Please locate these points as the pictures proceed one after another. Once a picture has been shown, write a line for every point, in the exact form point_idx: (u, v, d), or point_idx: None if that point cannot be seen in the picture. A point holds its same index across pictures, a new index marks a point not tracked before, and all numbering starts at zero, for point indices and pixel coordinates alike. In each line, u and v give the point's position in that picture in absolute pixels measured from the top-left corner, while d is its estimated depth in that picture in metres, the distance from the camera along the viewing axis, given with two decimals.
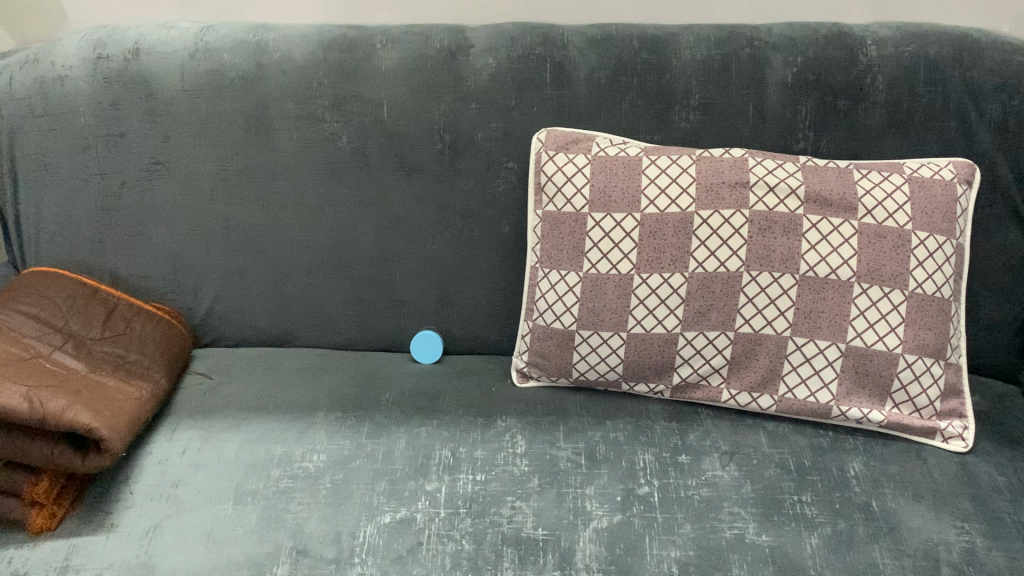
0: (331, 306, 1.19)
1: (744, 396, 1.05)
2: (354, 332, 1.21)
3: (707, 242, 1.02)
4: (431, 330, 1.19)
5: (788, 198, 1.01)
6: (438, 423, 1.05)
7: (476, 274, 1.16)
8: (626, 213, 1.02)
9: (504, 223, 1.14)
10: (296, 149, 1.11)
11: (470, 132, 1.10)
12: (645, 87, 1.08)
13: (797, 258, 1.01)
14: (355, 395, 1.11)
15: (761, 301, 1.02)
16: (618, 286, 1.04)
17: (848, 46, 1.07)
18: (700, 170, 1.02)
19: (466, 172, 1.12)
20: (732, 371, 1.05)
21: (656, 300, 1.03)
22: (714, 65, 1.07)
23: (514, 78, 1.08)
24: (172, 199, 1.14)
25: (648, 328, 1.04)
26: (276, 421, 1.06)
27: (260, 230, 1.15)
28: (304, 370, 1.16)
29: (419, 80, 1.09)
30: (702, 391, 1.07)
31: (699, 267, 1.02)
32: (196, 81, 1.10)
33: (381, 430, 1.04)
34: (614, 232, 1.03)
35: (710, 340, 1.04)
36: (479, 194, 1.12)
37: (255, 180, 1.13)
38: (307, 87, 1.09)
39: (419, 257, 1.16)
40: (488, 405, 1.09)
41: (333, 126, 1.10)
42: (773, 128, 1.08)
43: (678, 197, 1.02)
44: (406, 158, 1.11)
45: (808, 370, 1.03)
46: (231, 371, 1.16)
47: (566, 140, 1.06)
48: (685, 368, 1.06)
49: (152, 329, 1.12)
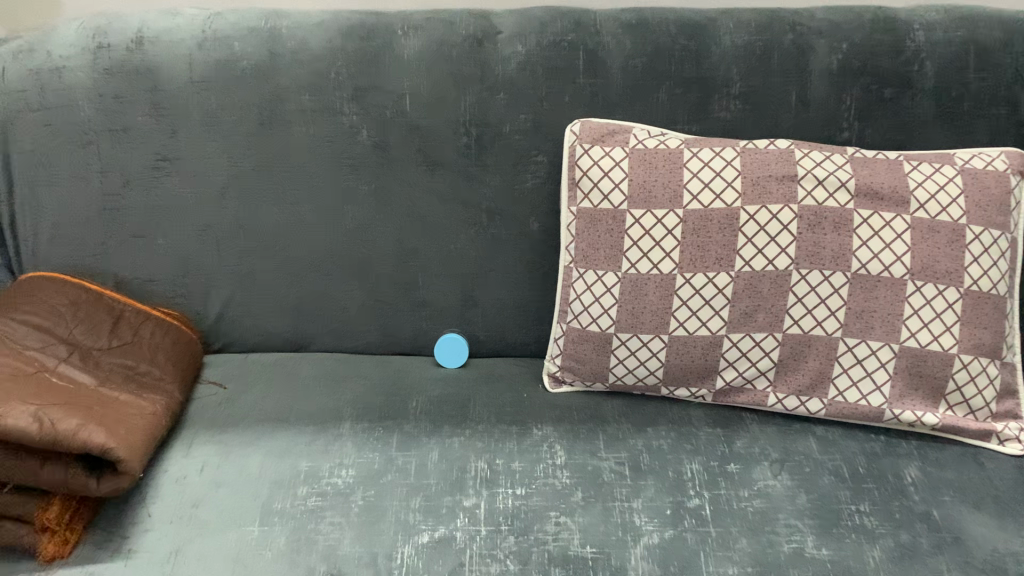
0: (349, 308, 1.13)
1: (792, 400, 0.99)
2: (373, 335, 1.15)
3: (754, 240, 0.96)
4: (455, 333, 1.13)
5: (837, 191, 0.97)
6: (471, 433, 0.99)
7: (504, 274, 1.11)
8: (667, 209, 0.97)
9: (532, 219, 1.08)
10: (312, 145, 1.05)
11: (498, 124, 1.04)
12: (683, 75, 1.02)
13: (848, 255, 0.96)
14: (381, 403, 1.04)
15: (811, 301, 0.97)
16: (659, 287, 0.98)
17: (894, 31, 1.02)
18: (744, 162, 0.98)
19: (494, 167, 1.06)
20: (779, 374, 0.99)
21: (700, 301, 0.98)
22: (756, 51, 1.02)
23: (544, 67, 1.02)
24: (181, 198, 1.07)
25: (691, 331, 0.99)
26: (297, 431, 1.00)
27: (275, 230, 1.09)
28: (322, 377, 1.09)
29: (444, 69, 1.03)
30: (747, 395, 1.01)
31: (746, 265, 0.97)
32: (206, 72, 1.03)
33: (411, 442, 0.98)
34: (655, 230, 0.98)
35: (757, 342, 0.98)
36: (507, 189, 1.07)
37: (269, 178, 1.06)
38: (324, 77, 1.03)
39: (443, 257, 1.10)
40: (521, 413, 1.02)
41: (352, 119, 1.04)
42: (817, 118, 1.03)
43: (722, 192, 0.97)
44: (430, 152, 1.05)
45: (859, 373, 0.97)
46: (245, 379, 1.09)
47: (602, 132, 1.01)
48: (729, 372, 1.00)
49: (164, 338, 1.06)
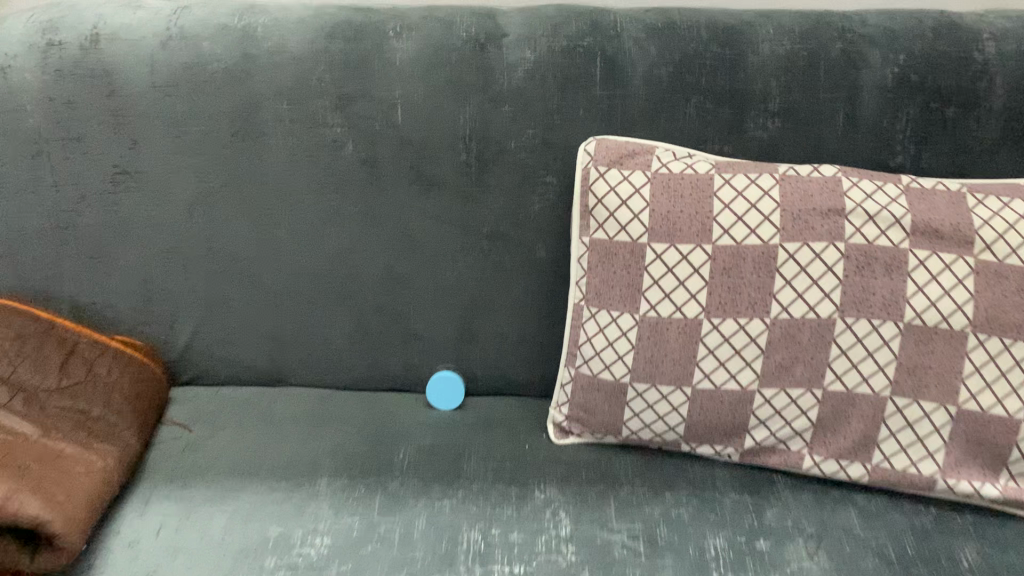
0: (332, 340, 1.01)
1: (830, 464, 0.87)
2: (359, 370, 1.02)
3: (793, 283, 0.84)
4: (449, 373, 1.00)
5: (890, 228, 0.84)
6: (464, 495, 0.87)
7: (506, 307, 0.98)
8: (694, 245, 0.85)
9: (538, 247, 0.95)
10: (290, 159, 0.92)
11: (502, 141, 0.91)
12: (716, 87, 0.89)
13: (901, 302, 0.83)
14: (364, 454, 0.92)
15: (857, 354, 0.84)
16: (682, 333, 0.86)
17: (960, 41, 0.89)
18: (784, 192, 0.85)
19: (497, 188, 0.93)
20: (817, 435, 0.87)
21: (729, 351, 0.86)
22: (800, 62, 0.89)
23: (556, 76, 0.89)
24: (144, 216, 0.95)
25: (718, 384, 0.86)
26: (269, 488, 0.88)
27: (248, 253, 0.97)
28: (300, 420, 0.98)
29: (441, 76, 0.90)
30: (779, 456, 0.89)
31: (784, 312, 0.84)
32: (169, 76, 0.90)
33: (396, 505, 0.86)
34: (680, 267, 0.85)
35: (793, 398, 0.86)
36: (510, 213, 0.94)
37: (241, 195, 0.94)
38: (304, 83, 0.90)
39: (438, 287, 0.98)
40: (521, 470, 0.90)
41: (335, 131, 0.91)
42: (866, 140, 0.90)
43: (758, 227, 0.84)
44: (424, 170, 0.92)
45: (908, 437, 0.85)
46: (215, 421, 0.97)
47: (620, 152, 0.88)
48: (759, 430, 0.88)
49: (122, 375, 0.94)
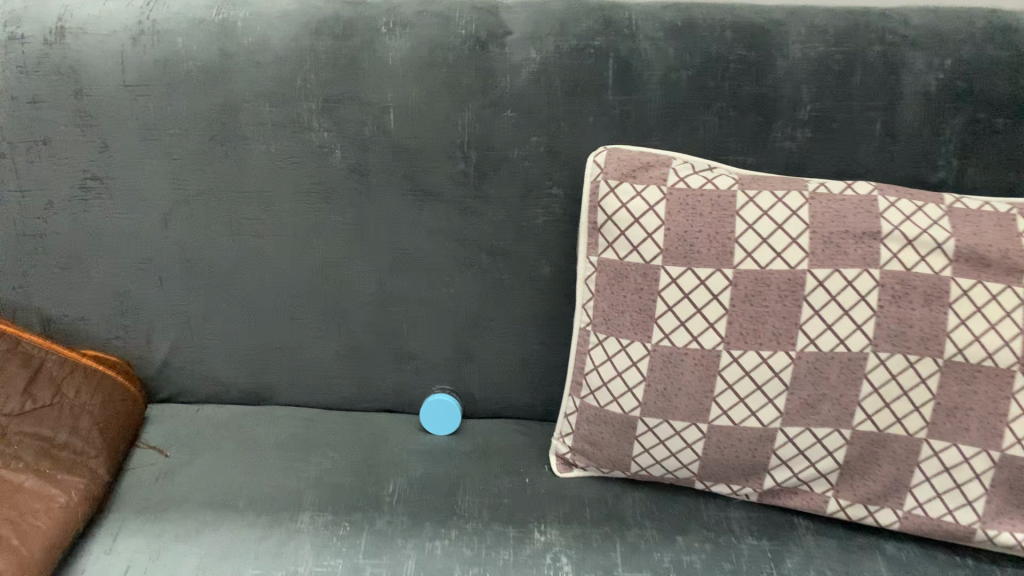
0: (320, 358, 0.94)
1: (857, 509, 0.80)
2: (349, 389, 0.96)
3: (822, 312, 0.76)
4: (444, 398, 0.92)
5: (931, 254, 0.75)
6: (457, 535, 0.80)
7: (507, 326, 0.91)
8: (713, 269, 0.77)
9: (542, 264, 0.88)
10: (273, 165, 0.85)
11: (504, 149, 0.83)
12: (740, 94, 0.81)
13: (941, 336, 0.75)
14: (351, 486, 0.85)
15: (890, 392, 0.77)
16: (698, 365, 0.79)
17: (1013, 44, 0.80)
18: (814, 211, 0.77)
19: (497, 200, 0.85)
20: (843, 477, 0.80)
21: (750, 386, 0.78)
22: (834, 67, 0.80)
23: (564, 79, 0.81)
24: (118, 225, 0.88)
25: (736, 421, 0.79)
26: (245, 523, 0.81)
27: (230, 265, 0.90)
28: (284, 445, 0.91)
29: (437, 77, 0.81)
30: (801, 498, 0.81)
31: (811, 345, 0.77)
32: (142, 75, 0.82)
33: (383, 545, 0.79)
34: (697, 294, 0.78)
35: (818, 438, 0.79)
36: (512, 227, 0.86)
37: (221, 204, 0.87)
38: (288, 85, 0.82)
39: (434, 304, 0.90)
40: (520, 508, 0.84)
41: (322, 136, 0.84)
42: (905, 153, 0.82)
43: (784, 250, 0.76)
44: (418, 180, 0.85)
45: (945, 483, 0.77)
46: (192, 445, 0.91)
47: (633, 164, 0.80)
48: (780, 470, 0.81)
49: (92, 398, 0.87)
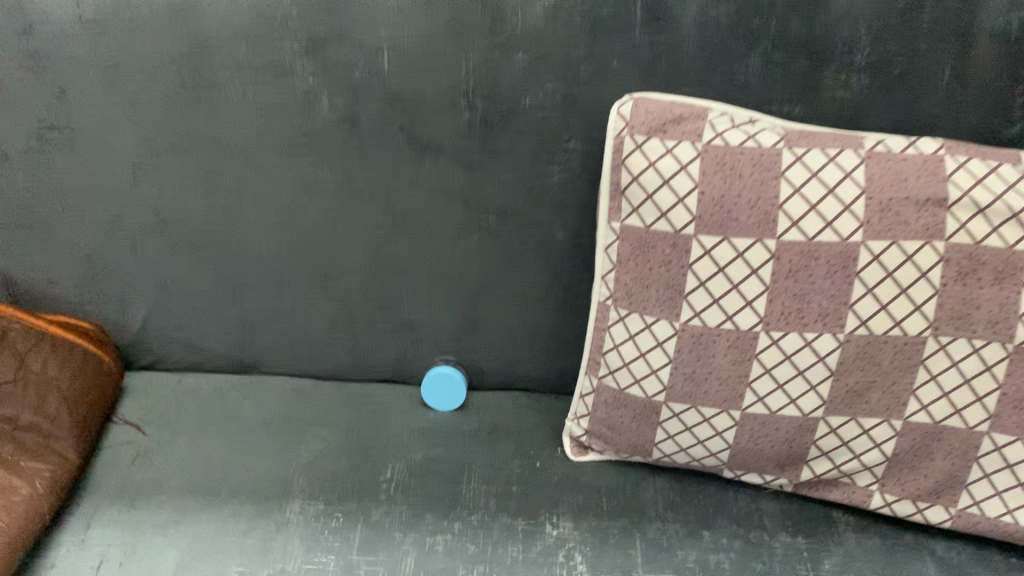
0: (313, 325, 0.86)
1: (904, 505, 0.72)
2: (344, 358, 0.88)
3: (876, 291, 0.67)
4: (447, 373, 0.84)
5: (1005, 225, 0.65)
6: (461, 528, 0.73)
7: (516, 293, 0.83)
8: (753, 240, 0.68)
9: (557, 226, 0.79)
10: (253, 115, 0.75)
11: (515, 97, 0.73)
12: (788, 35, 0.70)
13: (1012, 319, 0.66)
14: (345, 471, 0.78)
15: (949, 381, 0.68)
16: (732, 347, 0.70)
17: None
18: (871, 174, 0.66)
19: (506, 155, 0.76)
20: (890, 471, 0.72)
21: (790, 372, 0.69)
22: (899, 4, 0.68)
23: (585, 17, 0.70)
24: (84, 181, 0.79)
25: (773, 409, 0.71)
26: (230, 513, 0.74)
27: (210, 225, 0.81)
28: (274, 423, 0.83)
29: (438, 14, 0.70)
30: (841, 490, 0.74)
31: (861, 327, 0.68)
32: (98, 10, 0.71)
33: (379, 541, 0.72)
34: (733, 267, 0.68)
35: (864, 429, 0.70)
36: (523, 186, 0.77)
37: (197, 158, 0.77)
38: (267, 22, 0.71)
39: (435, 269, 0.82)
40: (530, 497, 0.76)
41: (306, 82, 0.73)
42: (975, 104, 0.71)
43: (835, 219, 0.67)
44: (417, 132, 0.75)
45: (1007, 481, 0.69)
46: (174, 424, 0.83)
47: (664, 116, 0.69)
48: (820, 462, 0.73)
49: (60, 372, 0.79)
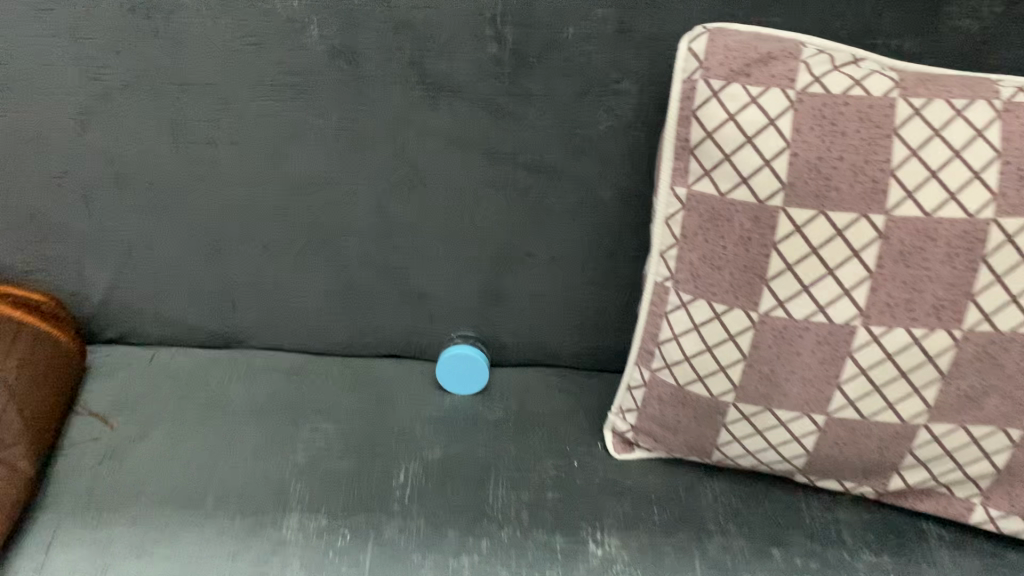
0: (306, 295, 0.73)
1: (1016, 523, 0.60)
2: (344, 332, 0.75)
3: (1007, 279, 0.54)
4: (469, 354, 0.72)
5: None
6: (490, 547, 0.61)
7: (549, 261, 0.69)
8: (856, 215, 0.54)
9: (600, 185, 0.65)
10: (226, 46, 0.60)
11: (556, 25, 0.58)
12: None
13: None
14: (350, 475, 0.66)
15: None
16: (822, 343, 0.57)
17: None
18: (1009, 131, 0.53)
19: (542, 98, 0.61)
20: (1000, 484, 0.60)
21: (891, 373, 0.57)
22: None
23: None
24: (19, 127, 0.64)
25: (866, 414, 0.59)
26: (213, 529, 0.62)
27: (178, 180, 0.67)
28: (263, 413, 0.71)
29: None
30: (937, 502, 0.62)
31: (984, 322, 0.55)
32: None
33: (393, 563, 0.59)
34: (829, 249, 0.55)
35: (974, 438, 0.58)
36: (561, 136, 0.63)
37: (158, 100, 0.63)
38: None
39: (453, 233, 0.68)
40: (569, 506, 0.64)
41: (291, 5, 0.58)
42: None
43: (962, 189, 0.53)
44: (430, 69, 0.60)
45: None
46: (146, 414, 0.71)
47: (747, 57, 0.55)
48: (915, 471, 0.61)
49: (5, 360, 0.64)
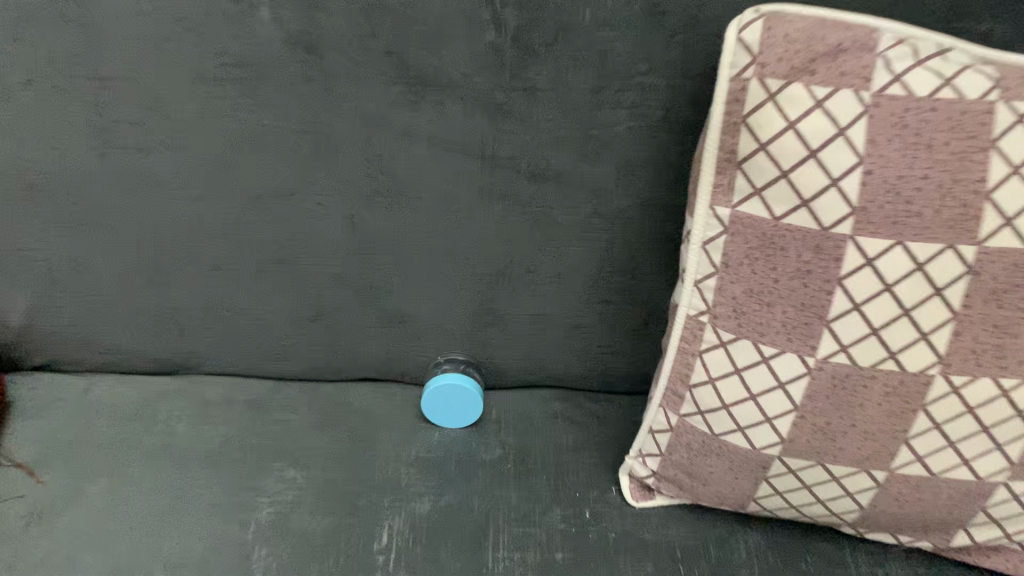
0: (266, 319, 0.62)
1: None
2: (313, 358, 0.64)
3: None
4: (462, 386, 0.62)
5: None
6: None
7: (554, 279, 0.59)
8: (942, 245, 0.44)
9: (618, 193, 0.54)
10: (159, 31, 0.48)
11: (568, 3, 0.47)
12: None
13: None
14: (324, 536, 0.55)
15: None
16: (890, 393, 0.48)
17: None
18: None
19: (549, 92, 0.50)
20: None
21: (970, 427, 0.48)
22: None
23: None
24: None
25: (936, 470, 0.50)
26: None
27: (109, 191, 0.55)
28: (220, 459, 0.60)
29: None
30: (1008, 558, 0.54)
31: None
32: None
33: None
34: (906, 285, 0.45)
35: None
36: (573, 136, 0.51)
37: (78, 95, 0.51)
38: None
39: (441, 250, 0.57)
40: (586, 569, 0.54)
41: None
42: None
43: None
44: (413, 58, 0.49)
45: None
46: (80, 462, 0.60)
47: (811, 50, 0.44)
48: (985, 529, 0.53)
49: None
